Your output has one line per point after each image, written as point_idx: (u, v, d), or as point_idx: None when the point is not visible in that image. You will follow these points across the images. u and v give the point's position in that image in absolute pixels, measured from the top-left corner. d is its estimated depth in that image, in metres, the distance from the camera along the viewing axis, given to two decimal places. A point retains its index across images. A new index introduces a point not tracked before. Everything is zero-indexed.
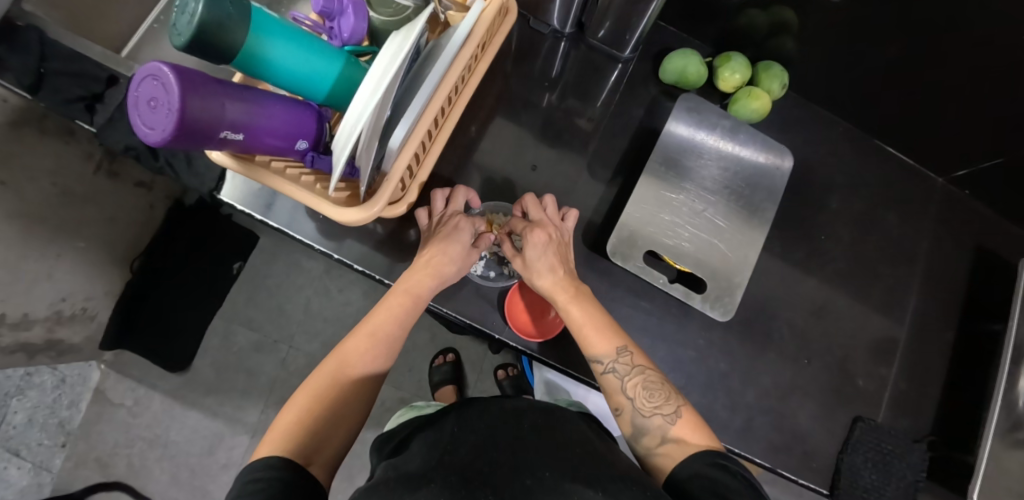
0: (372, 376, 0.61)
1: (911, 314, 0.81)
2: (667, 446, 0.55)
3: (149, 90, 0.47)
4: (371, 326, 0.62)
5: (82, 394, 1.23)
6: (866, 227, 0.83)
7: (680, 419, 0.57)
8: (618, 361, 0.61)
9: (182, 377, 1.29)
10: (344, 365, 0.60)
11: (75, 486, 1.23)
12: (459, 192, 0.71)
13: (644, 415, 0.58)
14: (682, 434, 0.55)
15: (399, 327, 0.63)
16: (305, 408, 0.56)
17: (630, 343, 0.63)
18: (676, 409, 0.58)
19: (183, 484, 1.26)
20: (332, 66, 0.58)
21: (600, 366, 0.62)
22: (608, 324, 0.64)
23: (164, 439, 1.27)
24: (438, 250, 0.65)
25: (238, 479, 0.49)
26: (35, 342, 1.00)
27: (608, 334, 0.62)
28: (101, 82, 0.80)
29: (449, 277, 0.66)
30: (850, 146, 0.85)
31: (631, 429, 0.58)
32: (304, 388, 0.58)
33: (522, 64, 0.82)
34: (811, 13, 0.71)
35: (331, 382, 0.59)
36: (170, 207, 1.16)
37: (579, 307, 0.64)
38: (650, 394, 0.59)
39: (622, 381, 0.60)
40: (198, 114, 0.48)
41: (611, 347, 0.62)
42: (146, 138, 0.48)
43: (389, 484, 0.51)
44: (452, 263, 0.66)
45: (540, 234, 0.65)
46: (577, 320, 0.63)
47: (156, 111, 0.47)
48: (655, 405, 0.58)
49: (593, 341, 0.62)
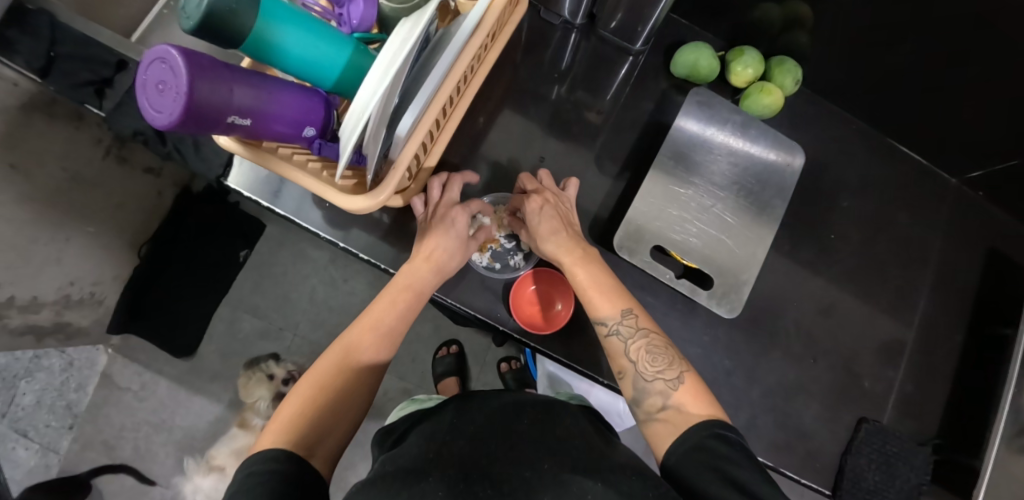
0: (371, 368, 0.62)
1: (919, 316, 0.80)
2: (667, 412, 0.55)
3: (158, 73, 0.47)
4: (371, 318, 0.63)
5: (89, 378, 1.24)
6: (877, 226, 0.82)
7: (683, 385, 0.57)
8: (622, 323, 0.61)
9: (187, 362, 1.30)
10: (347, 356, 0.60)
11: (82, 468, 1.24)
12: (455, 179, 0.70)
13: (646, 379, 0.58)
14: (683, 401, 0.55)
15: (400, 320, 0.64)
16: (306, 399, 0.56)
17: (635, 305, 0.62)
18: (679, 375, 0.57)
19: (187, 468, 1.28)
20: (341, 53, 0.58)
21: (604, 328, 0.61)
22: (614, 286, 0.63)
23: (169, 424, 1.28)
24: (438, 244, 0.66)
25: (239, 472, 0.49)
26: (43, 325, 1.02)
27: (612, 297, 0.62)
28: (110, 66, 0.80)
29: (450, 270, 0.67)
30: (862, 144, 0.84)
31: (633, 392, 0.59)
32: (306, 380, 0.58)
33: (532, 55, 0.81)
34: (826, 8, 0.70)
35: (333, 373, 0.59)
36: (178, 194, 1.17)
37: (586, 270, 0.64)
38: (655, 359, 0.59)
39: (626, 344, 0.60)
40: (206, 98, 0.48)
41: (616, 309, 0.61)
42: (153, 122, 0.48)
43: (388, 477, 0.51)
44: (453, 259, 0.67)
45: (537, 201, 0.67)
46: (583, 283, 0.64)
47: (164, 95, 0.47)
48: (658, 370, 0.58)
49: (596, 302, 0.62)
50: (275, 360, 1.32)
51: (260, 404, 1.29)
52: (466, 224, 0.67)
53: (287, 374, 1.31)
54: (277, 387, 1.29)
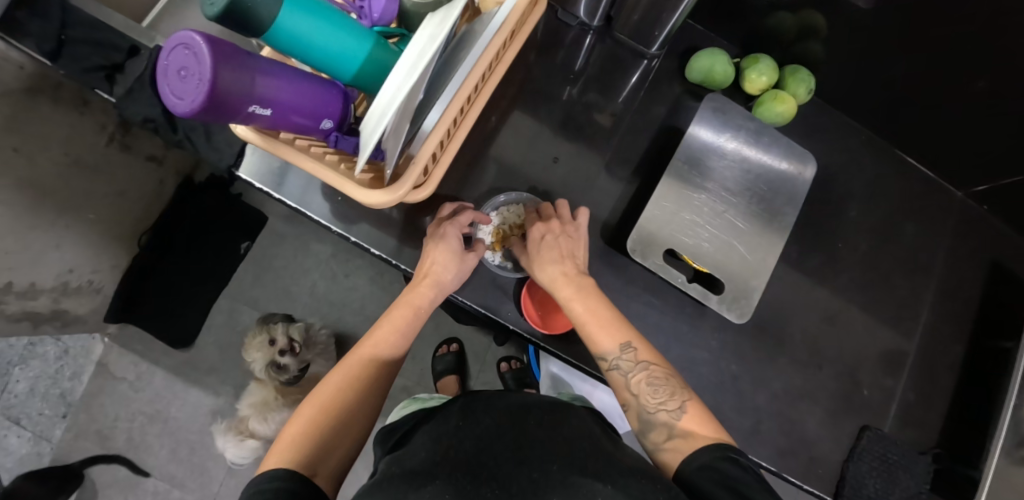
0: (377, 387, 0.62)
1: (922, 326, 0.81)
2: (674, 441, 0.55)
3: (180, 59, 0.47)
4: (375, 336, 0.64)
5: (85, 366, 1.22)
6: (884, 237, 0.82)
7: (686, 414, 0.56)
8: (622, 357, 0.61)
9: (184, 354, 1.28)
10: (353, 376, 0.60)
11: (74, 458, 1.23)
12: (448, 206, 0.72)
13: (649, 411, 0.58)
14: (688, 429, 0.55)
15: (404, 339, 0.65)
16: (310, 418, 0.56)
17: (637, 337, 0.62)
18: (682, 404, 0.57)
19: (182, 461, 1.26)
20: (362, 46, 0.58)
21: (605, 362, 0.61)
22: (613, 318, 0.63)
23: (165, 415, 1.26)
24: (435, 259, 0.66)
25: (244, 491, 0.49)
26: (40, 312, 1.01)
27: (613, 330, 0.62)
28: (122, 52, 0.78)
29: (449, 284, 0.67)
30: (871, 154, 0.85)
31: (639, 424, 0.58)
32: (309, 401, 0.58)
33: (547, 55, 0.81)
34: (840, 17, 0.71)
35: (336, 393, 0.59)
36: (180, 185, 1.18)
37: (582, 302, 0.64)
38: (656, 390, 0.59)
39: (627, 377, 0.60)
40: (229, 85, 0.48)
41: (617, 343, 0.61)
42: (174, 108, 0.48)
43: (394, 481, 0.51)
44: (449, 271, 0.66)
45: (540, 228, 0.68)
46: (581, 317, 0.63)
47: (186, 81, 0.47)
48: (660, 401, 0.58)
49: (595, 335, 0.62)
50: (283, 325, 1.20)
51: (254, 365, 1.20)
52: (459, 238, 0.67)
53: (286, 345, 1.19)
54: (273, 356, 1.19)
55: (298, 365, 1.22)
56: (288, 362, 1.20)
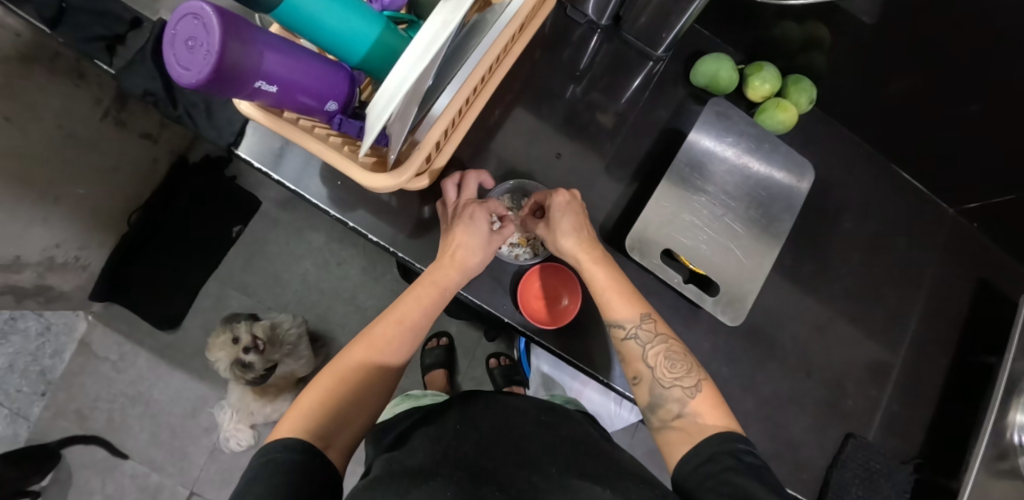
0: (394, 367, 0.61)
1: (908, 339, 0.82)
2: (683, 421, 0.56)
3: (188, 29, 0.45)
4: (398, 313, 0.62)
5: (67, 344, 1.20)
6: (877, 249, 0.84)
7: (700, 395, 0.57)
8: (641, 327, 0.61)
9: (169, 336, 1.26)
10: (371, 353, 0.60)
11: (51, 437, 1.19)
12: (471, 177, 0.72)
13: (663, 386, 0.58)
14: (699, 409, 0.56)
15: (426, 319, 0.64)
16: (327, 387, 0.57)
17: (653, 310, 0.63)
18: (697, 383, 0.58)
19: (162, 445, 1.23)
20: (372, 29, 0.57)
21: (621, 331, 0.62)
22: (633, 291, 0.64)
23: (147, 397, 1.24)
24: (462, 241, 0.65)
25: (256, 456, 0.49)
26: (24, 286, 1.00)
27: (632, 301, 0.62)
28: (124, 23, 0.75)
29: (474, 267, 0.67)
30: (868, 167, 0.86)
31: (648, 398, 0.59)
32: (325, 373, 0.58)
33: (554, 51, 0.81)
34: (844, 30, 0.72)
35: (354, 366, 0.59)
36: (174, 162, 1.19)
37: (604, 271, 0.64)
38: (672, 364, 0.60)
39: (644, 348, 0.61)
40: (236, 59, 0.47)
41: (635, 313, 0.62)
42: (179, 79, 0.46)
43: (393, 478, 0.50)
44: (475, 255, 0.66)
45: (562, 197, 0.67)
46: (600, 283, 0.64)
47: (193, 52, 0.46)
48: (676, 377, 0.59)
49: (617, 304, 0.62)
50: (246, 323, 1.13)
51: (219, 366, 1.12)
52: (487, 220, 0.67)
53: (251, 342, 1.10)
54: (238, 354, 1.10)
55: (265, 364, 1.12)
56: (254, 360, 1.10)
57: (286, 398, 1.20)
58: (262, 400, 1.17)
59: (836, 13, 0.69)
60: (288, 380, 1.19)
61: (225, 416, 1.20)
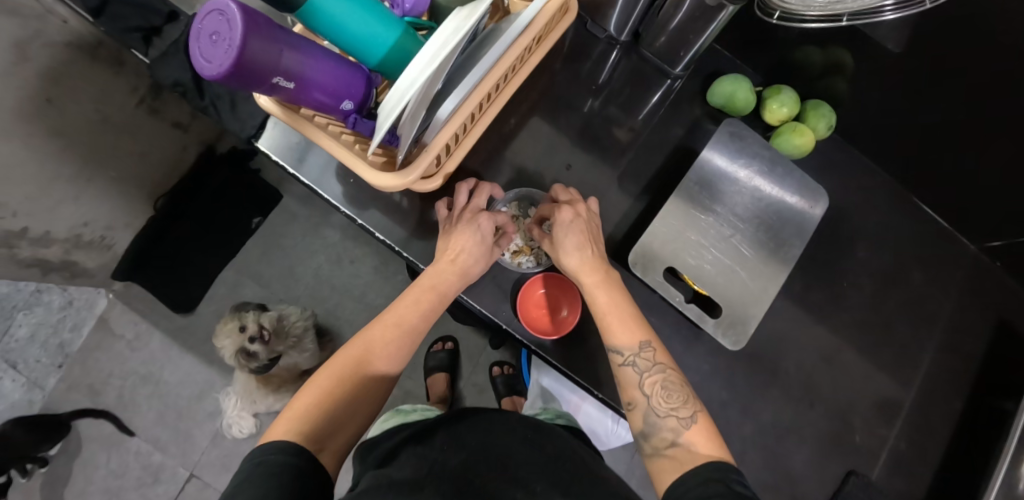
0: (390, 371, 0.62)
1: (919, 377, 0.80)
2: (675, 449, 0.55)
3: (213, 25, 0.47)
4: (395, 316, 0.64)
5: (86, 319, 1.24)
6: (891, 282, 0.81)
7: (695, 426, 0.56)
8: (639, 355, 0.61)
9: (184, 319, 1.29)
10: (368, 355, 0.61)
11: (63, 409, 1.23)
12: (483, 187, 0.71)
13: (658, 414, 0.57)
14: (693, 442, 0.55)
15: (423, 321, 0.65)
16: (326, 387, 0.57)
17: (652, 338, 0.62)
18: (692, 414, 0.57)
19: (167, 425, 1.26)
20: (390, 33, 0.58)
21: (619, 357, 0.61)
22: (634, 315, 0.63)
23: (157, 377, 1.27)
24: (464, 245, 0.66)
25: (249, 458, 0.50)
26: (51, 260, 1.04)
27: (633, 327, 0.62)
28: (162, 16, 0.79)
29: (474, 273, 0.68)
30: (886, 198, 0.84)
31: (642, 425, 0.58)
32: (324, 372, 0.59)
33: (573, 64, 0.82)
34: (866, 58, 0.71)
35: (350, 370, 0.59)
36: (202, 152, 1.21)
37: (606, 293, 0.64)
38: (669, 395, 0.59)
39: (640, 376, 0.60)
40: (257, 54, 0.49)
41: (635, 341, 0.61)
42: (202, 71, 0.49)
43: (381, 490, 0.51)
44: (477, 263, 0.67)
45: (568, 213, 0.66)
46: (601, 306, 0.64)
47: (217, 46, 0.48)
48: (671, 407, 0.58)
49: (616, 331, 0.62)
50: (254, 312, 1.14)
51: (224, 353, 1.14)
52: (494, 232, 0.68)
53: (257, 332, 1.12)
54: (244, 343, 1.12)
55: (268, 355, 1.13)
56: (259, 350, 1.12)
57: (288, 390, 1.22)
58: (265, 390, 1.19)
59: (859, 40, 0.68)
60: (291, 372, 1.21)
61: (229, 401, 1.22)
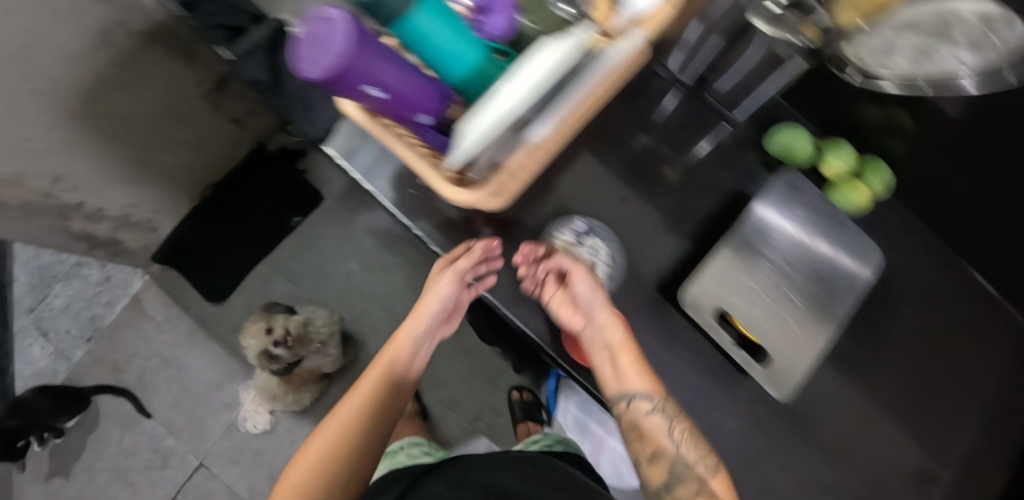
0: (377, 425, 0.71)
1: (959, 449, 0.78)
2: (704, 495, 0.58)
3: (320, 33, 0.50)
4: (378, 370, 0.73)
5: (121, 297, 1.28)
6: (936, 349, 0.80)
7: (718, 475, 0.61)
8: (650, 403, 0.64)
9: (214, 307, 1.29)
10: (350, 418, 0.69)
11: (86, 383, 1.25)
12: (478, 246, 0.73)
13: (684, 463, 0.61)
14: (718, 491, 0.59)
15: (404, 373, 0.74)
16: (310, 469, 0.66)
17: (664, 388, 0.66)
18: (715, 465, 0.62)
19: (184, 411, 1.25)
20: (475, 55, 0.58)
21: (643, 407, 0.64)
22: (643, 368, 0.66)
23: (180, 362, 1.27)
24: (432, 300, 0.74)
25: None
26: (98, 236, 1.09)
27: (642, 378, 0.65)
28: (248, 17, 0.83)
29: (428, 319, 0.75)
30: (936, 263, 0.84)
31: (664, 476, 0.61)
32: (309, 448, 0.67)
33: (636, 99, 0.82)
34: (929, 123, 0.71)
35: (333, 437, 0.68)
36: (252, 148, 1.27)
37: (626, 355, 0.67)
38: (694, 442, 0.63)
39: (665, 424, 0.63)
40: (356, 64, 0.51)
41: (646, 391, 0.64)
42: (304, 75, 0.51)
43: None
44: (434, 304, 0.75)
45: (553, 281, 0.71)
46: (621, 361, 0.66)
47: (320, 52, 0.50)
48: (693, 457, 0.61)
49: (631, 383, 0.65)
50: (283, 315, 1.12)
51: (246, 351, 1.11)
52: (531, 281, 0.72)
53: (282, 336, 1.09)
54: (267, 346, 1.09)
55: (291, 359, 1.12)
56: (281, 354, 1.10)
57: (308, 390, 1.22)
58: (286, 387, 1.19)
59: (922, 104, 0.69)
60: (312, 373, 1.21)
61: (248, 394, 1.23)
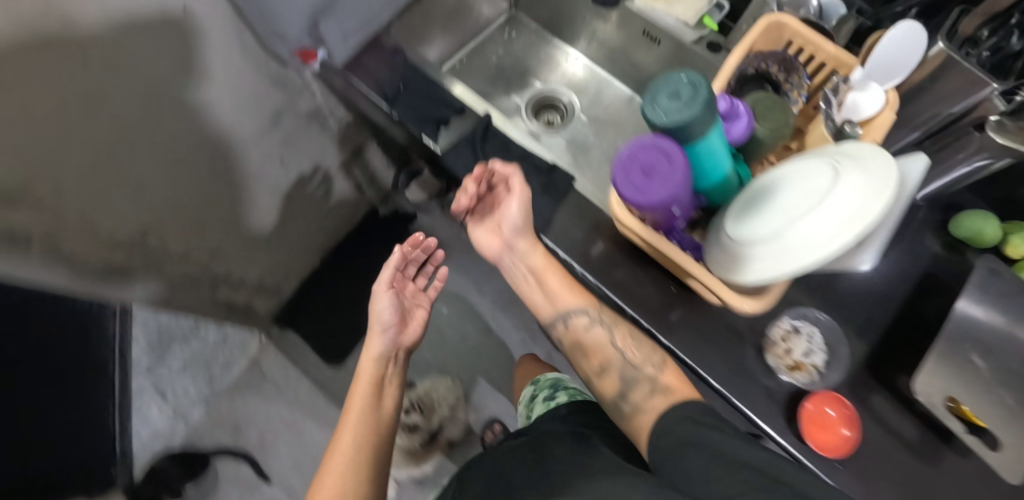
0: (378, 425, 0.73)
1: None
2: (656, 396, 0.60)
3: (652, 161, 0.53)
4: (367, 378, 0.76)
5: (239, 359, 1.28)
6: None
7: (668, 369, 0.64)
8: (597, 316, 0.70)
9: (331, 370, 1.31)
10: (368, 422, 0.73)
11: (206, 446, 1.26)
12: (490, 171, 0.75)
13: (635, 367, 0.64)
14: (670, 383, 0.62)
15: (375, 371, 0.77)
16: (341, 474, 0.68)
17: (602, 303, 0.73)
18: (662, 360, 0.65)
19: (303, 476, 1.25)
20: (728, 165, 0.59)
21: (584, 320, 0.70)
22: (575, 282, 0.74)
23: (300, 424, 1.28)
24: (380, 306, 0.79)
25: None
26: (235, 303, 1.14)
27: (581, 294, 0.72)
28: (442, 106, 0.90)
29: (387, 327, 0.79)
30: None
31: (620, 382, 0.64)
32: (336, 457, 0.69)
33: None
34: None
35: (354, 438, 0.71)
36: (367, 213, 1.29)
37: (559, 279, 0.73)
38: (639, 346, 0.67)
39: (610, 334, 0.68)
40: (682, 188, 0.53)
41: (582, 303, 0.71)
42: (627, 196, 0.54)
43: None
44: (382, 336, 0.78)
45: (499, 191, 0.77)
46: (556, 287, 0.73)
47: (650, 180, 0.53)
48: (643, 360, 0.65)
49: (568, 297, 0.72)
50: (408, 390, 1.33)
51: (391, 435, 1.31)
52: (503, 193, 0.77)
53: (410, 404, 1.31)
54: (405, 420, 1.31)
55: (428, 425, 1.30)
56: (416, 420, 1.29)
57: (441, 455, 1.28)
58: (430, 457, 1.28)
59: None
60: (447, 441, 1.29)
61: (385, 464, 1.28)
